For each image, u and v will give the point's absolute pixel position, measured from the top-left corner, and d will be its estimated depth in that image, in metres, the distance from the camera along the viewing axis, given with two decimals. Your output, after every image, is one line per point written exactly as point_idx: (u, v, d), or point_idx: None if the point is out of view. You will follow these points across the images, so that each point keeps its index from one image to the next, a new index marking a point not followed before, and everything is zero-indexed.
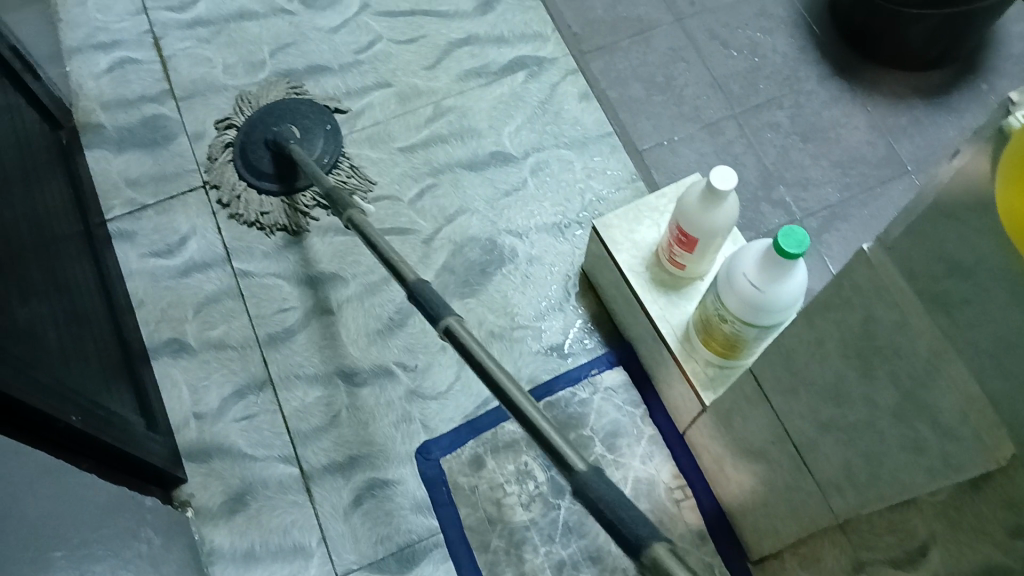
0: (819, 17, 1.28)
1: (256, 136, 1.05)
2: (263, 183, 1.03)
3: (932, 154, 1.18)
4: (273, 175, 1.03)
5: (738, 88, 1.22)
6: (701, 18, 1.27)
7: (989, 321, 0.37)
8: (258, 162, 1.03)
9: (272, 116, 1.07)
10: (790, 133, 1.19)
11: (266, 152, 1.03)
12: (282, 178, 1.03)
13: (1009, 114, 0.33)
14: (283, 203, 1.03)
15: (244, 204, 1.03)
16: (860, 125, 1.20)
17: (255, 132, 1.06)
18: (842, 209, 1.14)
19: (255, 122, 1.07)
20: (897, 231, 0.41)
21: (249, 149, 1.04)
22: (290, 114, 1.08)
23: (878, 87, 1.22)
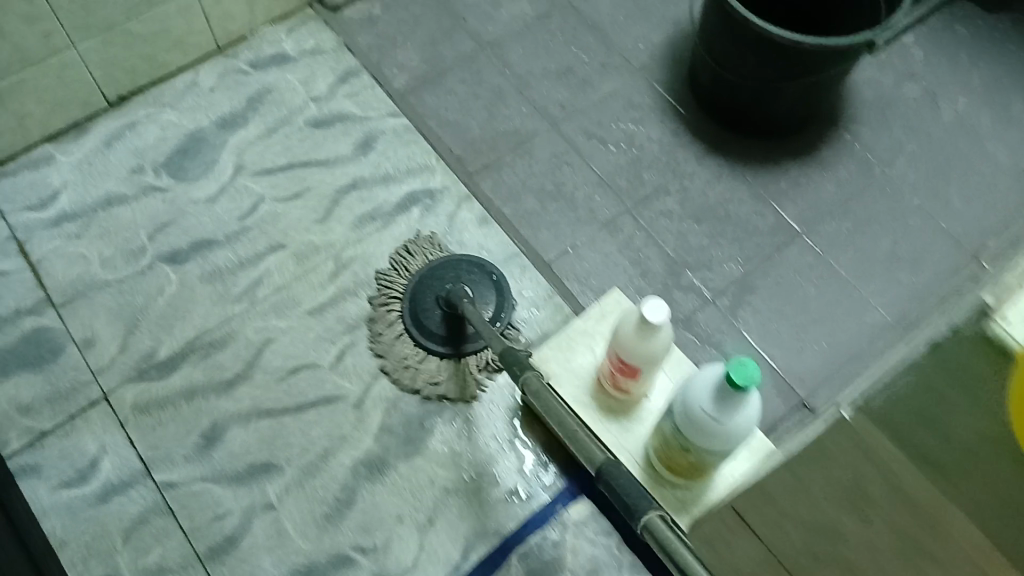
0: (684, 99, 1.34)
1: (424, 298, 1.05)
2: (432, 345, 1.01)
3: (816, 213, 1.25)
4: (444, 338, 1.01)
5: (625, 183, 1.25)
6: (575, 119, 1.31)
7: (996, 495, 0.37)
8: (430, 323, 1.02)
9: (442, 275, 1.08)
10: (684, 219, 1.23)
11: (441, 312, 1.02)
12: (450, 340, 1.01)
13: (992, 317, 0.33)
14: (447, 366, 1.01)
15: (407, 372, 1.00)
16: (745, 197, 1.26)
17: (428, 292, 1.06)
18: (752, 282, 1.19)
19: (432, 287, 1.06)
20: (877, 401, 0.40)
21: (422, 310, 1.03)
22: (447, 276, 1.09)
23: (754, 158, 1.29)
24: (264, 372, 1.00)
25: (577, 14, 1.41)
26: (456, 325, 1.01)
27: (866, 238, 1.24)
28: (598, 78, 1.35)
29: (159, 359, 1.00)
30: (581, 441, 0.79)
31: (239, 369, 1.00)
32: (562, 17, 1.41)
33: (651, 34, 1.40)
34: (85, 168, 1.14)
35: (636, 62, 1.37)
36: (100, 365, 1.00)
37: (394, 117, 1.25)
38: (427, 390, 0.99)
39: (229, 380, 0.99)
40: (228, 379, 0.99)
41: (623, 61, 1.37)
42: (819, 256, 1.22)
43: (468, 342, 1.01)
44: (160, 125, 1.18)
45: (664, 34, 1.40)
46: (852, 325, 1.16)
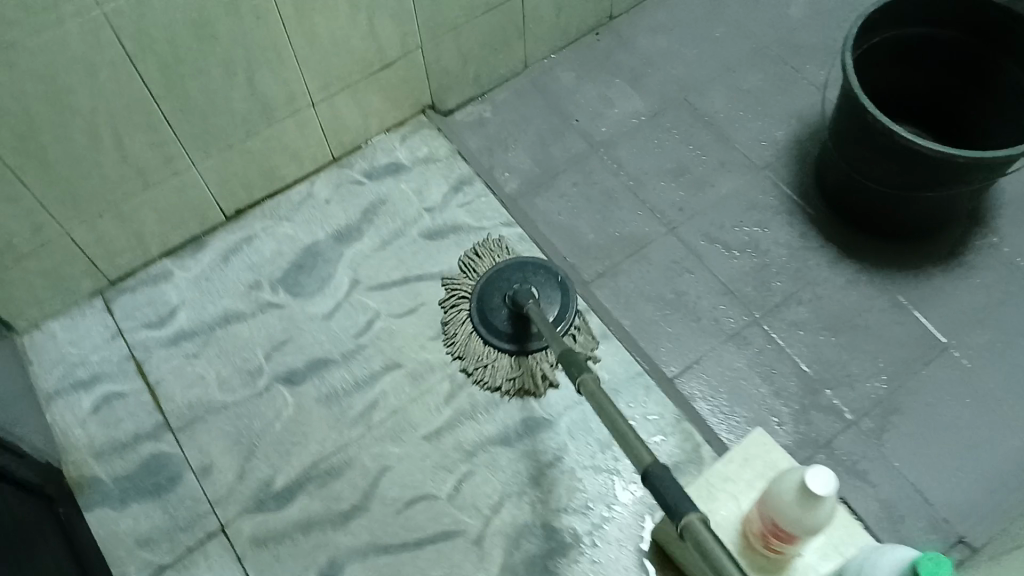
0: (810, 200, 1.29)
1: (492, 298, 1.10)
2: (500, 343, 1.06)
3: (960, 322, 1.17)
4: (510, 336, 1.06)
5: (751, 291, 1.20)
6: (693, 222, 1.26)
7: None
8: (498, 323, 1.07)
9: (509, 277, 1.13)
10: (817, 330, 1.17)
11: (507, 312, 1.08)
12: (516, 338, 1.06)
13: None
14: (513, 362, 1.06)
15: (481, 370, 1.06)
16: (882, 305, 1.19)
17: (495, 291, 1.11)
18: (897, 402, 1.12)
19: (497, 284, 1.11)
20: None
21: (490, 310, 1.08)
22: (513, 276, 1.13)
23: (887, 263, 1.23)
24: (381, 503, 0.97)
25: (691, 110, 1.37)
26: (523, 323, 1.06)
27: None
28: (716, 178, 1.30)
29: (276, 489, 0.98)
30: (630, 438, 0.79)
31: (355, 500, 0.97)
32: (675, 114, 1.36)
33: (770, 129, 1.34)
34: (203, 284, 1.15)
35: (755, 160, 1.32)
36: (217, 494, 0.98)
37: (507, 226, 1.23)
38: (500, 388, 1.04)
39: (345, 512, 0.96)
40: (344, 511, 0.97)
41: (742, 159, 1.32)
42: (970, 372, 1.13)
43: (533, 340, 1.06)
44: (277, 240, 1.19)
45: (785, 129, 1.35)
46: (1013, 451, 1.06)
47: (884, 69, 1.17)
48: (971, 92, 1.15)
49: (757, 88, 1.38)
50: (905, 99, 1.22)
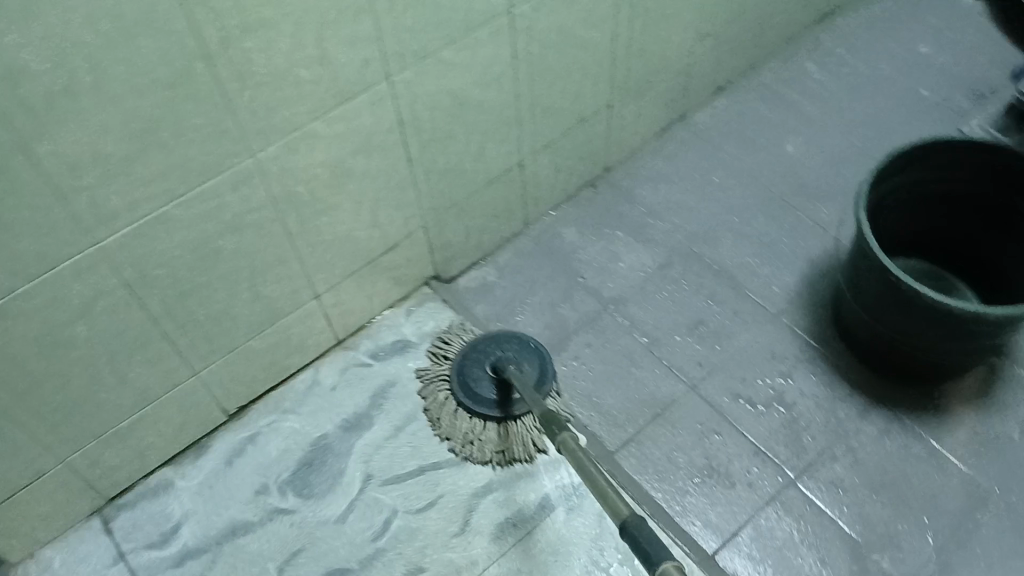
0: (834, 347, 1.25)
1: (473, 371, 1.12)
2: (486, 412, 1.08)
3: (1008, 468, 1.11)
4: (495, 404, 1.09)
5: (784, 450, 1.15)
6: (714, 378, 1.22)
7: None
8: (481, 392, 1.10)
9: (485, 346, 1.15)
10: (859, 488, 1.11)
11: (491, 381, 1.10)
12: (502, 404, 1.09)
13: None
14: (500, 430, 1.09)
15: (470, 448, 1.10)
16: (922, 455, 1.13)
17: (474, 363, 1.13)
18: (954, 562, 1.05)
19: (475, 357, 1.13)
20: None
21: (474, 381, 1.11)
22: (489, 348, 1.15)
23: (923, 409, 1.18)
24: None
25: (699, 260, 1.35)
26: (505, 389, 1.09)
27: None
28: (732, 329, 1.27)
29: None
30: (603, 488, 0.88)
31: None
32: (684, 265, 1.35)
33: (781, 274, 1.33)
34: (208, 493, 1.09)
35: (771, 307, 1.29)
36: None
37: None
38: (490, 461, 1.09)
39: None
40: None
41: (756, 307, 1.29)
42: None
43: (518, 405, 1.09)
44: (283, 435, 1.14)
45: (794, 273, 1.33)
46: None
47: (905, 216, 1.14)
48: (984, 228, 1.12)
49: (760, 232, 1.38)
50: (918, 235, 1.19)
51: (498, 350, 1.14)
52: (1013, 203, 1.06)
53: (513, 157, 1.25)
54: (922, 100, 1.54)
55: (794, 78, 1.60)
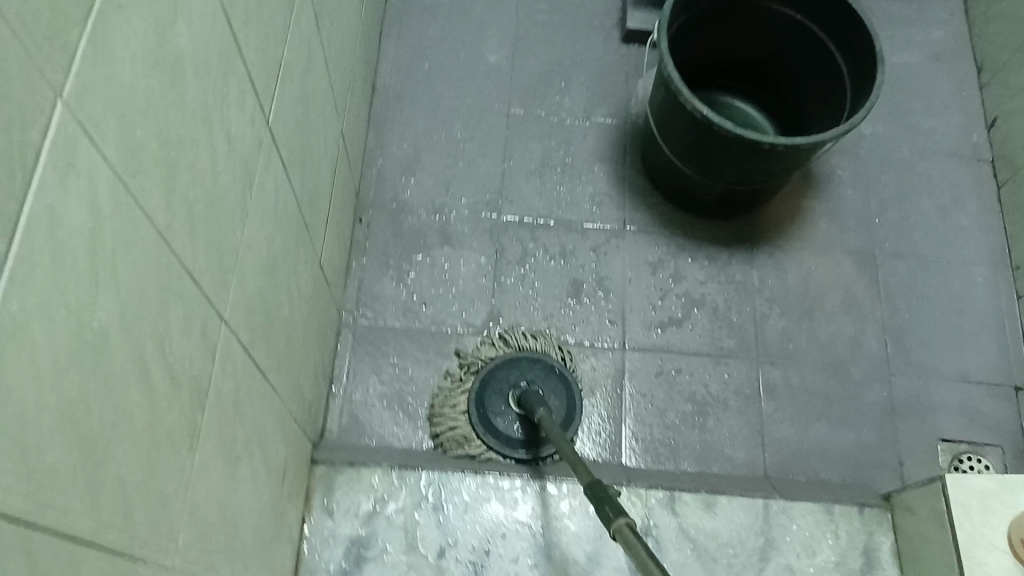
0: (684, 219, 1.22)
1: (495, 402, 1.05)
2: (510, 450, 1.03)
3: (865, 226, 1.24)
4: (522, 443, 1.03)
5: (733, 339, 1.15)
6: (632, 322, 1.15)
7: None
8: (503, 427, 1.04)
9: (504, 377, 1.07)
10: (800, 322, 1.16)
11: (516, 418, 1.04)
12: (531, 444, 1.03)
13: None
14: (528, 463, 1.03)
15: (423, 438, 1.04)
16: (815, 259, 1.20)
17: (498, 392, 1.06)
18: (898, 325, 1.17)
19: (490, 390, 1.06)
20: None
21: (495, 416, 1.04)
22: (516, 381, 1.07)
23: (782, 219, 1.23)
24: None
25: (520, 224, 1.21)
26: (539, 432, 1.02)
27: (917, 211, 1.26)
28: (605, 269, 1.19)
29: None
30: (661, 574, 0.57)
31: None
32: (515, 238, 1.20)
33: (594, 187, 1.24)
34: None
35: (614, 223, 1.22)
36: None
37: (521, 494, 0.99)
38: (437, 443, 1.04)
39: None
40: None
41: (604, 233, 1.21)
42: (907, 260, 1.22)
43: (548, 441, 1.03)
44: None
45: (601, 177, 1.25)
46: (978, 291, 1.21)
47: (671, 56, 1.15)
48: (734, 36, 1.18)
49: (546, 157, 1.26)
50: (685, 68, 1.23)
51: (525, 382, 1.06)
52: (753, 4, 1.13)
53: (314, 264, 0.95)
54: None
55: None
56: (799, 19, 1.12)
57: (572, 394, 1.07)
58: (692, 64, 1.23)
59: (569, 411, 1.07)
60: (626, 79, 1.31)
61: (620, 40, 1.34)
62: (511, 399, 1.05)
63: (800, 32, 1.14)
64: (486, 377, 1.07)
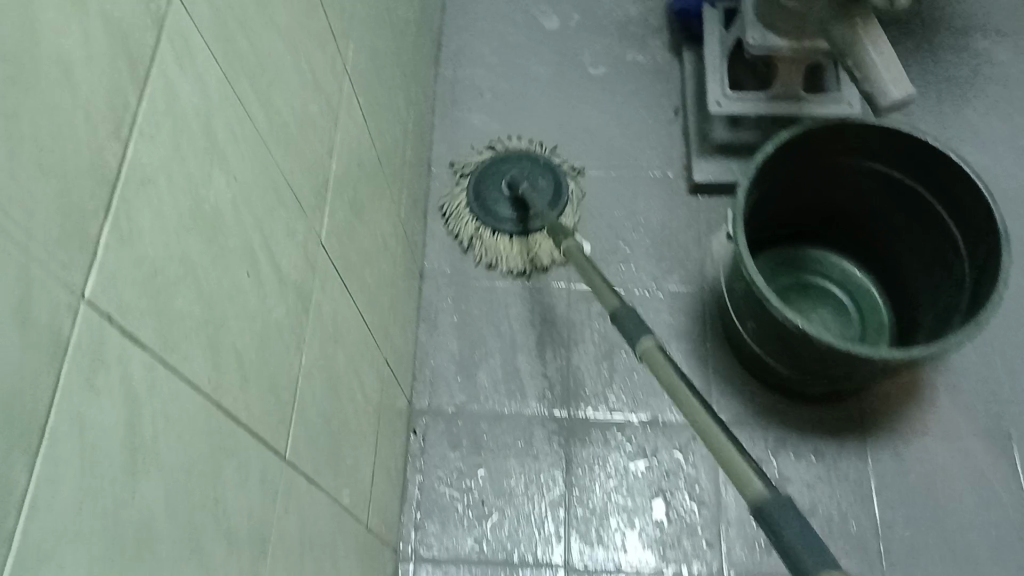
0: (784, 411, 1.06)
1: (491, 190, 1.19)
2: (502, 225, 1.16)
3: (999, 397, 1.06)
4: (516, 217, 1.17)
5: (852, 557, 0.98)
6: (731, 541, 1.00)
7: None
8: (501, 211, 1.17)
9: (500, 170, 1.20)
10: (931, 531, 0.99)
11: (508, 201, 1.17)
12: (521, 219, 1.16)
13: None
14: (521, 241, 1.16)
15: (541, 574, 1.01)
16: (939, 446, 1.03)
17: (490, 189, 1.19)
18: None
19: (490, 183, 1.19)
20: None
21: (493, 202, 1.18)
22: (508, 166, 1.20)
23: (897, 399, 1.06)
24: None
25: (592, 424, 1.08)
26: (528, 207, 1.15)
27: None
28: (695, 477, 1.04)
29: None
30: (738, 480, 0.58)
31: None
32: (588, 444, 1.07)
33: (673, 370, 1.10)
34: None
35: None
36: None
37: None
38: None
39: None
40: None
41: (690, 428, 1.06)
42: None
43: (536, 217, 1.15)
44: None
45: (681, 358, 1.10)
46: None
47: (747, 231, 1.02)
48: (820, 195, 1.04)
49: (615, 338, 1.12)
50: (765, 232, 1.09)
51: (515, 173, 1.19)
52: (843, 164, 0.99)
53: (362, 535, 0.84)
54: (610, 75, 1.30)
55: (477, 134, 1.26)
56: (898, 177, 0.97)
57: (560, 191, 1.18)
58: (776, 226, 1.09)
59: (557, 190, 1.19)
60: (699, 238, 1.17)
61: (686, 191, 1.20)
62: (506, 188, 1.18)
63: (900, 190, 0.98)
64: (484, 171, 1.20)
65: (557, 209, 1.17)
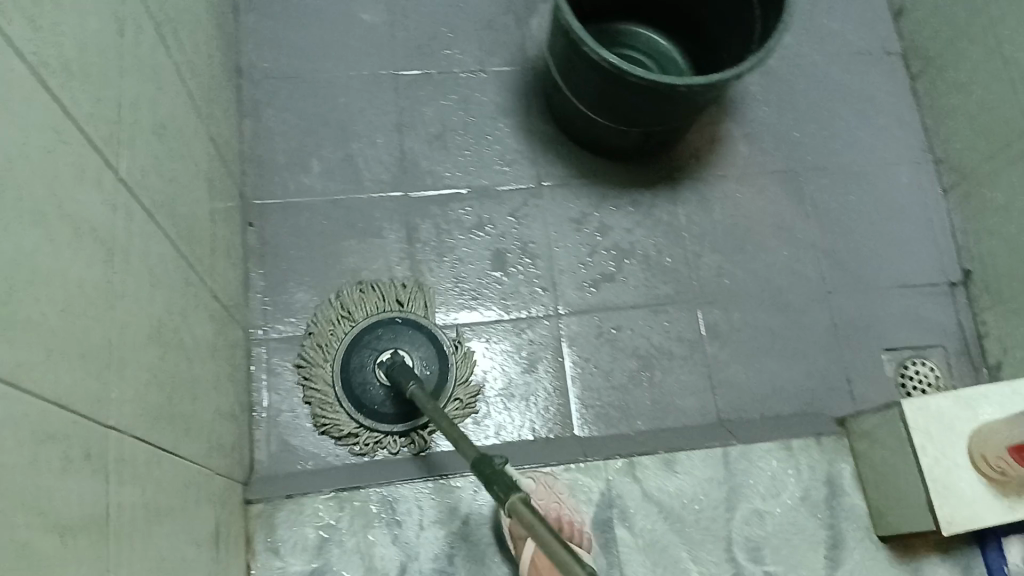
0: (604, 169, 1.16)
1: (369, 360, 1.03)
2: (390, 425, 1.01)
3: (785, 142, 1.20)
4: (396, 413, 1.02)
5: (668, 286, 1.11)
6: (564, 284, 1.10)
7: None
8: (376, 390, 1.02)
9: (366, 355, 1.03)
10: (732, 257, 1.14)
11: (384, 390, 1.02)
12: (403, 415, 1.02)
13: None
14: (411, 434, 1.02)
15: (429, 263, 1.10)
16: (737, 189, 1.17)
17: (362, 362, 1.03)
18: (828, 241, 1.16)
19: (370, 347, 1.04)
20: None
21: (372, 377, 1.02)
22: (381, 331, 1.05)
23: (700, 151, 1.18)
24: None
25: (430, 200, 1.12)
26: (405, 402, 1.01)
27: (832, 117, 1.22)
28: (528, 235, 1.12)
29: None
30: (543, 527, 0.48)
31: None
32: (426, 218, 1.12)
33: (503, 145, 1.16)
34: None
35: (529, 183, 1.14)
36: None
37: (479, 488, 0.98)
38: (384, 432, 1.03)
39: None
40: None
41: (520, 195, 1.14)
42: (834, 171, 1.20)
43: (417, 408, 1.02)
44: None
45: (509, 132, 1.17)
46: (901, 194, 1.20)
47: None
48: None
49: (445, 119, 1.16)
50: (580, 6, 1.15)
51: (384, 353, 1.03)
52: None
53: (209, 296, 0.86)
54: None
55: None
56: None
57: (440, 346, 1.04)
58: None
59: (435, 362, 1.04)
60: (517, 20, 1.21)
61: None
62: (376, 369, 1.02)
63: None
64: (358, 339, 1.04)
65: (439, 382, 1.03)
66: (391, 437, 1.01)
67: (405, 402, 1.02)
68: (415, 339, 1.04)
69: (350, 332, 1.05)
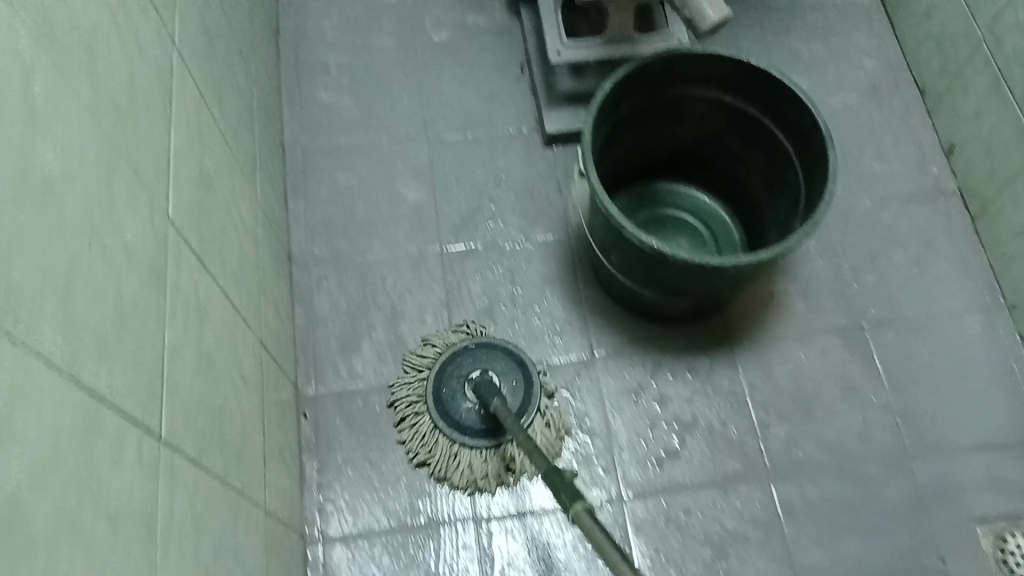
0: (657, 336, 1.12)
1: (452, 390, 1.05)
2: (476, 442, 1.02)
3: (846, 296, 1.15)
4: (481, 435, 1.03)
5: (736, 460, 1.05)
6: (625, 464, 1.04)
7: None
8: (465, 416, 1.04)
9: (453, 380, 1.06)
10: (801, 424, 1.07)
11: (470, 410, 1.04)
12: (487, 433, 1.03)
13: None
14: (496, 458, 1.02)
15: None
16: (800, 349, 1.11)
17: (452, 391, 1.05)
18: (904, 402, 1.09)
19: (454, 380, 1.06)
20: None
21: (455, 399, 1.04)
22: (465, 360, 1.07)
23: (757, 311, 1.14)
24: None
25: None
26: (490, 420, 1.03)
27: (893, 266, 1.17)
28: (584, 412, 1.07)
29: None
30: None
31: None
32: None
33: (553, 315, 1.13)
34: None
35: (582, 355, 1.11)
36: None
37: None
38: None
39: None
40: None
41: (573, 368, 1.10)
42: (901, 324, 1.14)
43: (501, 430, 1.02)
44: None
45: (558, 302, 1.14)
46: (977, 343, 1.13)
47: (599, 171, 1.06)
48: (661, 127, 1.09)
49: (492, 293, 1.14)
50: (617, 172, 1.14)
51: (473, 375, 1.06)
52: (677, 93, 1.04)
53: (259, 512, 0.83)
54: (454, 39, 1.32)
55: (326, 111, 1.26)
56: (727, 99, 1.03)
57: (528, 374, 1.07)
58: (626, 163, 1.14)
59: (523, 379, 1.06)
60: (559, 186, 1.21)
61: (541, 143, 1.24)
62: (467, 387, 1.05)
63: (730, 112, 1.05)
64: (442, 370, 1.06)
65: (530, 388, 1.06)
66: (479, 471, 1.02)
67: (490, 420, 1.03)
68: (502, 369, 1.07)
69: (432, 371, 1.07)
